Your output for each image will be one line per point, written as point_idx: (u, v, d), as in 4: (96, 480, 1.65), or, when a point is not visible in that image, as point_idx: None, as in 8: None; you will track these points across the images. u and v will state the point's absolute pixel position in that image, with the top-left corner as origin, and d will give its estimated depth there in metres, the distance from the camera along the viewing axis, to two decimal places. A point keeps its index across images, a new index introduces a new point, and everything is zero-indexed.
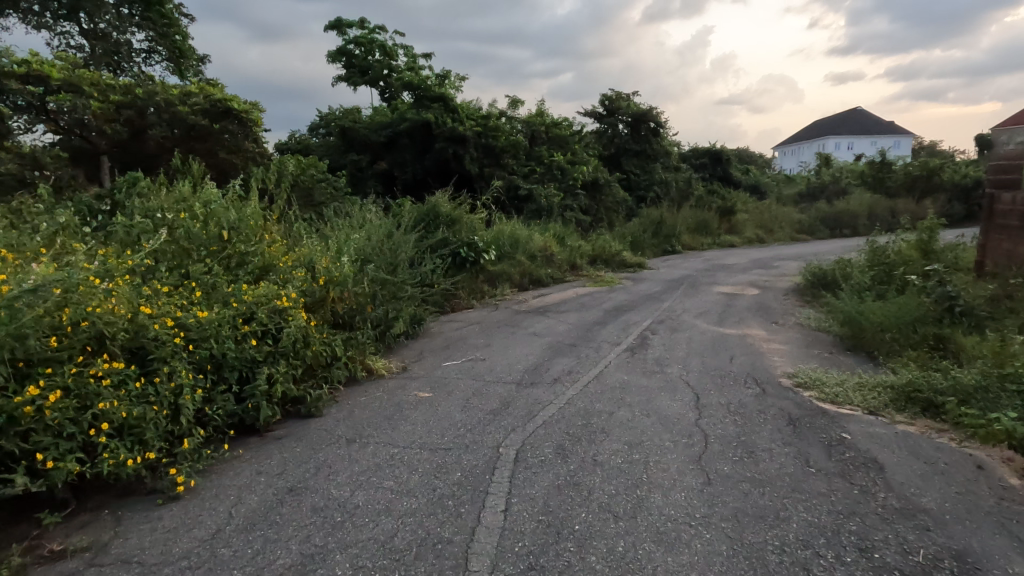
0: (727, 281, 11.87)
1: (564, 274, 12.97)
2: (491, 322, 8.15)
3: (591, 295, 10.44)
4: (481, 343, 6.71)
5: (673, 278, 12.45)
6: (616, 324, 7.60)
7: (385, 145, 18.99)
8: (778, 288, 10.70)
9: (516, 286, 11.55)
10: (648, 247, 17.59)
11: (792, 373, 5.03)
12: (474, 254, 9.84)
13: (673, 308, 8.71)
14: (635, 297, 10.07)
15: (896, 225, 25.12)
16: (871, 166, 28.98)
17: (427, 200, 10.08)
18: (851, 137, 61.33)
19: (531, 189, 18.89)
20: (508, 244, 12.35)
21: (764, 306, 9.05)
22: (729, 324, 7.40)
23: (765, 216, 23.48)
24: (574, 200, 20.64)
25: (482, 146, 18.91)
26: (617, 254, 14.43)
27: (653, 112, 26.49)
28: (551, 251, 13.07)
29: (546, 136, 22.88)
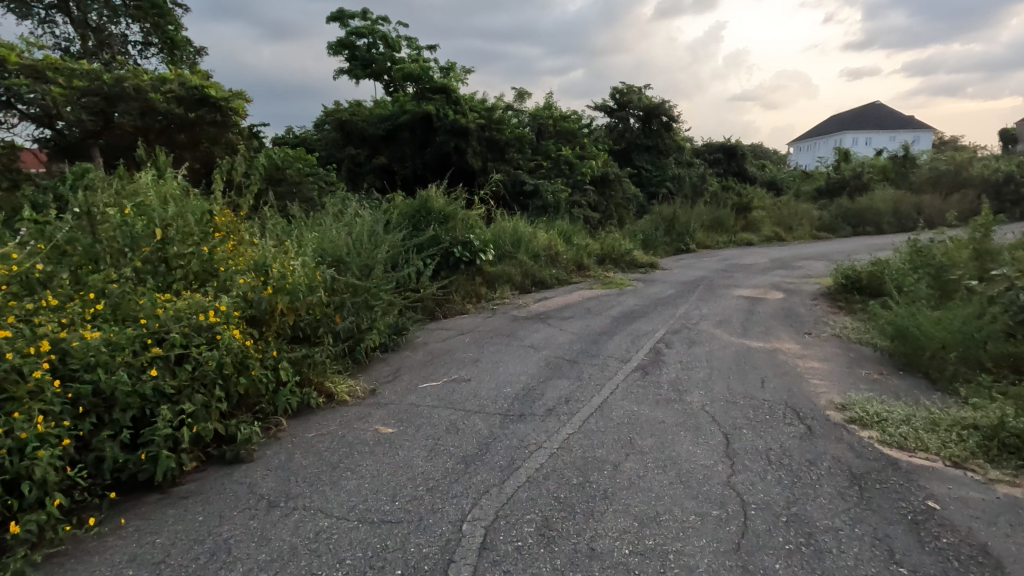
0: (748, 283, 10.91)
1: (570, 275, 12.08)
2: (484, 331, 7.30)
3: (598, 299, 9.55)
4: (469, 358, 5.86)
5: (688, 279, 11.51)
6: (625, 334, 6.71)
7: (385, 138, 18.19)
8: (805, 292, 9.74)
9: (517, 288, 10.69)
10: (660, 246, 16.65)
11: (840, 402, 4.13)
12: (470, 253, 8.98)
13: (690, 315, 7.80)
14: (647, 302, 9.17)
15: (921, 223, 23.92)
16: (895, 161, 27.71)
17: (419, 194, 9.23)
18: (870, 132, 59.61)
19: (538, 185, 18.00)
20: (509, 243, 11.49)
21: (791, 312, 8.11)
22: (754, 335, 6.49)
23: (784, 213, 22.39)
24: (583, 196, 19.71)
25: (486, 139, 18.06)
26: (628, 252, 13.51)
27: (666, 105, 25.47)
28: (556, 250, 12.18)
29: (554, 130, 21.99)
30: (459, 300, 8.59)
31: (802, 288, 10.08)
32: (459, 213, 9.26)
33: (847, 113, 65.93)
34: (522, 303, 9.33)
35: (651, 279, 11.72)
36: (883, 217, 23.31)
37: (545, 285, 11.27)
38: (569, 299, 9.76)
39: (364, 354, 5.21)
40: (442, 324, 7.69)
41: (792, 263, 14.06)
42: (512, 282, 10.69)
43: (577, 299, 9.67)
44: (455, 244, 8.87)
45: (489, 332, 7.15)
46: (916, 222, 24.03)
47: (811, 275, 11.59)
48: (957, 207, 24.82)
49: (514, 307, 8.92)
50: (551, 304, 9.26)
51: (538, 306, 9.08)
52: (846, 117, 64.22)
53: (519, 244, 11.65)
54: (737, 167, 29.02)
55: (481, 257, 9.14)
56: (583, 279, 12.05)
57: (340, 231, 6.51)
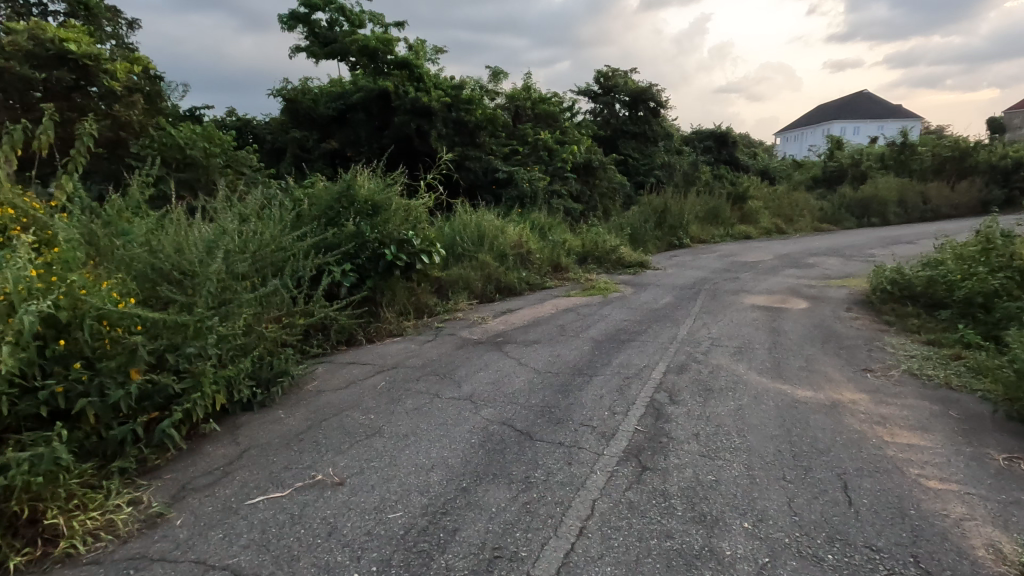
0: (758, 286, 8.97)
1: (545, 277, 10.05)
2: (414, 365, 5.25)
3: (577, 312, 7.55)
4: (368, 422, 3.80)
5: (686, 282, 9.54)
6: (611, 372, 4.72)
7: (337, 120, 15.99)
8: (834, 300, 7.82)
9: (476, 296, 8.67)
10: (650, 240, 14.64)
11: (1016, 558, 2.19)
12: (411, 255, 6.94)
13: (696, 337, 5.82)
14: (638, 315, 7.19)
15: (928, 213, 22.21)
16: (894, 148, 25.98)
17: (343, 176, 7.06)
18: (859, 121, 58.18)
19: (512, 172, 16.00)
20: (468, 241, 9.51)
21: (827, 329, 6.15)
22: (793, 373, 4.53)
23: (783, 202, 20.52)
24: (564, 185, 17.64)
25: (452, 121, 15.97)
26: (614, 248, 11.43)
27: (653, 89, 23.54)
28: (528, 246, 10.13)
29: (531, 113, 20.06)
30: (391, 318, 6.57)
31: (828, 294, 8.19)
32: (400, 200, 7.16)
33: (836, 101, 64.47)
34: (479, 317, 7.29)
35: (641, 282, 9.73)
36: (889, 206, 21.51)
37: (514, 291, 9.21)
38: (541, 310, 7.75)
39: (174, 436, 3.18)
40: (359, 356, 5.62)
41: (802, 260, 12.17)
42: (471, 289, 8.66)
43: (549, 311, 7.68)
44: (391, 242, 6.79)
45: (420, 369, 5.11)
46: (922, 212, 22.29)
47: (831, 277, 9.70)
48: (965, 195, 23.10)
49: (466, 325, 6.88)
50: (516, 319, 7.22)
51: (498, 322, 7.05)
52: (835, 106, 62.74)
53: (480, 240, 9.70)
54: (728, 155, 27.12)
55: (423, 259, 7.03)
56: (560, 282, 10.02)
57: (190, 233, 4.43)
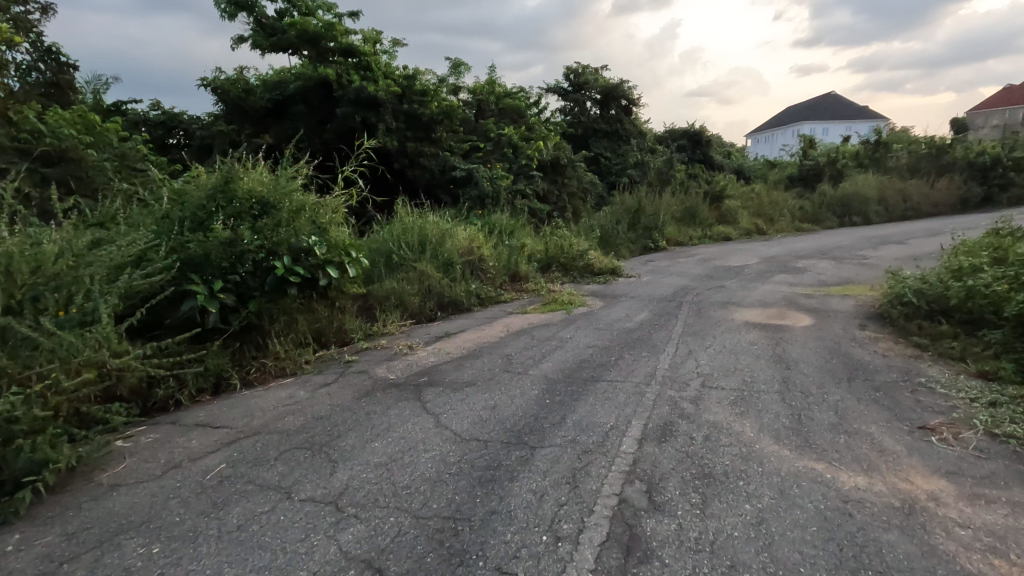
0: (748, 297, 7.63)
1: (500, 289, 8.56)
2: (284, 430, 3.67)
3: (530, 336, 6.06)
4: (138, 567, 2.24)
5: (663, 292, 8.16)
6: (563, 442, 3.23)
7: (274, 113, 14.31)
8: (841, 314, 6.50)
9: (413, 314, 7.14)
10: (623, 243, 13.28)
11: None
12: (313, 268, 5.35)
13: (683, 375, 4.37)
14: (607, 338, 5.74)
15: (907, 211, 21.45)
16: (868, 146, 25.34)
17: (224, 165, 5.43)
18: (828, 122, 58.40)
19: (471, 169, 14.67)
20: (405, 249, 7.98)
21: (847, 357, 4.80)
22: (828, 440, 3.10)
23: (762, 201, 19.43)
24: (530, 184, 16.17)
25: (404, 114, 14.45)
26: (582, 253, 9.97)
27: (625, 85, 22.43)
28: (481, 252, 8.60)
29: (495, 108, 18.85)
30: (283, 353, 5.01)
31: (831, 307, 6.89)
32: (301, 196, 5.55)
33: (805, 104, 64.70)
34: (407, 345, 5.73)
35: (612, 292, 8.34)
36: (871, 204, 20.61)
37: (459, 307, 7.67)
38: (487, 334, 6.21)
39: None
40: (217, 414, 4.03)
41: (790, 264, 10.95)
42: (405, 307, 7.11)
43: (497, 334, 6.19)
44: (285, 251, 5.19)
45: (289, 437, 3.53)
46: (903, 210, 21.49)
47: (829, 285, 8.44)
48: (945, 193, 22.39)
49: (385, 358, 5.33)
50: (452, 347, 5.68)
51: (429, 352, 5.52)
52: (805, 107, 62.90)
53: (421, 247, 8.16)
54: (702, 155, 26.07)
55: (329, 273, 5.43)
56: (518, 295, 8.49)
57: None
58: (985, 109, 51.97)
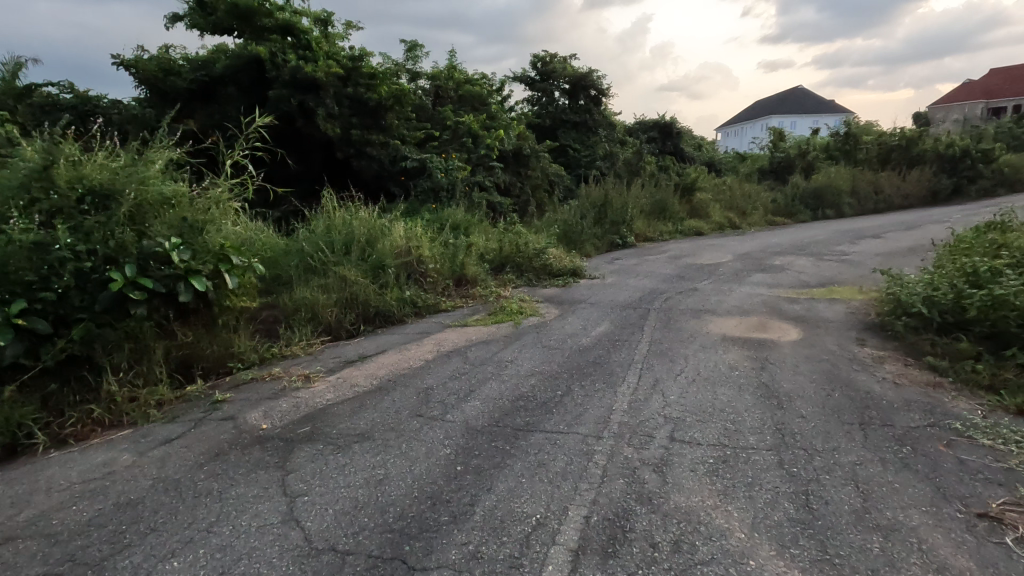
0: (725, 303, 6.64)
1: (443, 295, 7.40)
2: (58, 532, 2.49)
3: (463, 357, 4.92)
4: None
5: (628, 298, 7.13)
6: (459, 560, 2.13)
7: (202, 96, 12.80)
8: (833, 323, 5.55)
9: (329, 329, 5.95)
10: (588, 240, 12.23)
11: None
12: (169, 279, 4.10)
13: (645, 422, 3.29)
14: (555, 362, 4.65)
15: (879, 204, 20.99)
16: (838, 138, 24.89)
17: (52, 143, 4.13)
18: (797, 115, 58.60)
19: (423, 159, 13.48)
20: (326, 252, 6.76)
21: (852, 387, 3.80)
22: (853, 551, 2.07)
23: (734, 193, 18.63)
24: (489, 176, 14.99)
25: (348, 98, 13.14)
26: (539, 252, 8.87)
27: (594, 74, 21.37)
28: (420, 253, 7.42)
29: (454, 94, 17.66)
30: (118, 396, 3.78)
31: (820, 315, 5.94)
32: (157, 185, 4.28)
33: (774, 97, 64.85)
34: (303, 376, 4.52)
35: (571, 299, 7.26)
36: (844, 197, 20.03)
37: (388, 319, 6.48)
38: (411, 355, 5.04)
39: None
40: None
41: (767, 262, 10.06)
42: (317, 321, 5.90)
43: (424, 356, 5.01)
44: (126, 257, 3.93)
45: (53, 552, 2.34)
46: (875, 203, 21.01)
47: (812, 287, 7.54)
48: (916, 184, 22.01)
49: (267, 395, 4.12)
50: (361, 378, 4.49)
51: (328, 386, 4.32)
52: (774, 101, 63.05)
53: (346, 249, 6.95)
54: (673, 146, 25.25)
55: (193, 288, 4.17)
56: (463, 302, 7.33)
57: None
58: (947, 103, 52.73)
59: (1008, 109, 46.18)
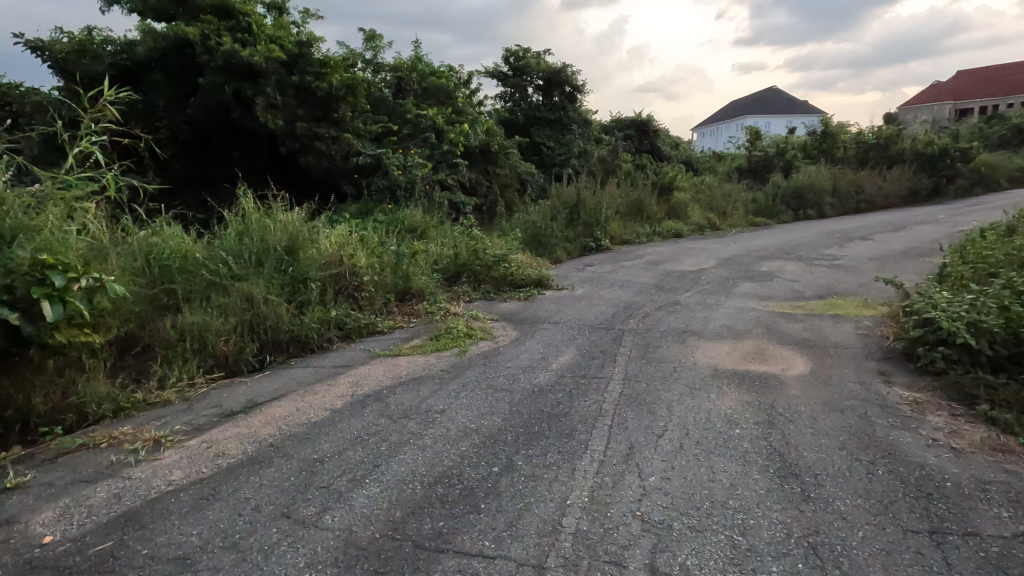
0: (711, 321, 5.61)
1: (380, 314, 6.25)
2: None
3: (381, 406, 3.77)
4: None
5: (599, 315, 6.05)
6: None
7: (125, 83, 11.37)
8: (843, 349, 4.55)
9: (225, 362, 4.76)
10: (559, 243, 11.17)
11: None
12: None
13: (611, 536, 2.21)
14: (499, 414, 3.53)
15: (859, 204, 20.43)
16: (816, 136, 24.32)
17: None
18: (772, 116, 58.65)
19: (379, 155, 12.30)
20: (233, 264, 5.54)
21: (894, 458, 2.77)
22: None
23: (714, 193, 17.78)
24: (453, 173, 13.80)
25: (293, 88, 11.86)
26: (499, 258, 7.76)
27: (569, 70, 20.39)
28: (353, 264, 6.24)
29: (418, 87, 16.46)
30: None
31: (824, 337, 4.95)
32: None
33: (749, 98, 64.90)
34: (153, 438, 3.33)
35: (532, 317, 6.17)
36: (825, 196, 19.36)
37: (306, 346, 5.30)
38: (314, 403, 3.87)
39: None
40: None
41: (753, 268, 9.11)
42: (207, 352, 4.70)
43: (331, 404, 3.86)
44: None
45: None
46: (856, 202, 20.43)
47: (809, 300, 6.58)
48: (896, 183, 21.48)
49: (82, 477, 2.92)
50: (234, 442, 3.31)
51: (180, 457, 3.14)
52: (750, 102, 63.04)
53: (258, 261, 5.75)
54: (651, 145, 24.37)
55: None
56: (403, 321, 6.17)
57: None
58: (917, 104, 53.24)
59: (976, 110, 46.76)
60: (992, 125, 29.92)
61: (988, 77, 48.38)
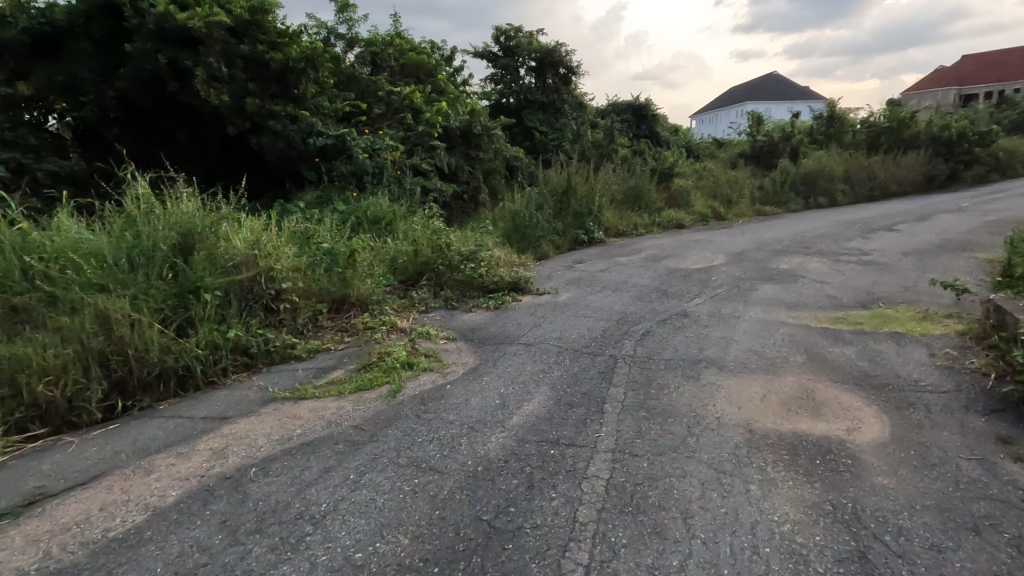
0: (735, 343, 4.23)
1: (306, 334, 4.87)
2: None
3: (232, 505, 2.40)
4: None
5: (587, 333, 4.67)
6: None
7: (45, 54, 9.85)
8: (930, 394, 3.20)
9: (52, 411, 3.44)
10: (545, 236, 9.78)
11: None
12: None
13: None
14: (409, 529, 2.17)
15: (872, 191, 19.04)
16: (823, 120, 22.86)
17: None
18: (772, 102, 56.98)
19: (342, 135, 10.83)
20: (90, 270, 4.15)
21: None
22: None
23: (718, 179, 16.35)
24: (429, 157, 12.36)
25: (243, 58, 10.33)
26: (467, 256, 6.36)
27: (563, 50, 18.88)
28: (269, 268, 4.86)
29: (395, 63, 14.95)
30: None
31: (895, 371, 3.59)
32: None
33: (750, 84, 63.08)
34: None
35: (500, 336, 4.78)
36: (837, 183, 17.96)
37: (185, 383, 3.93)
38: (130, 497, 2.51)
39: None
40: None
41: (770, 266, 7.74)
42: (22, 399, 3.38)
43: (157, 499, 2.48)
44: None
45: None
46: (868, 189, 19.04)
47: (851, 311, 5.24)
48: (911, 169, 20.08)
49: None
50: None
51: None
52: (750, 88, 61.25)
53: (132, 265, 4.39)
54: (649, 130, 22.87)
55: None
56: (331, 341, 4.78)
57: None
58: (921, 89, 51.68)
59: (979, 95, 45.46)
60: (1002, 109, 28.57)
61: (995, 60, 46.85)
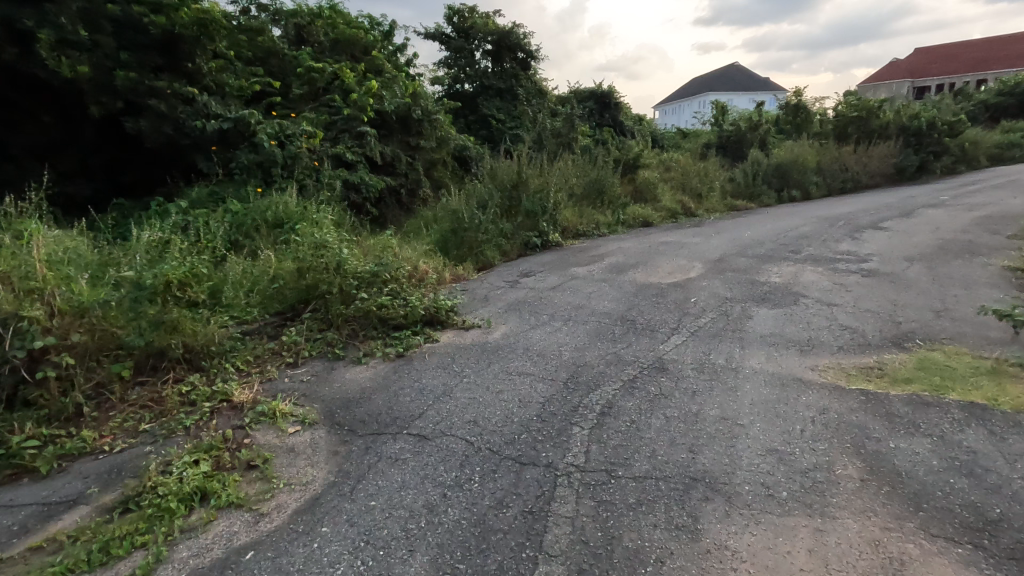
0: (750, 436, 2.67)
1: (82, 422, 3.11)
2: None
3: None
4: None
5: (519, 411, 3.03)
6: None
7: None
8: None
9: None
10: (488, 239, 8.10)
11: None
12: None
13: None
14: None
15: (844, 184, 18.07)
16: (792, 109, 21.82)
17: None
18: (733, 93, 56.50)
19: (243, 118, 8.89)
20: None
21: None
22: None
23: (686, 171, 14.99)
24: (356, 145, 10.50)
25: (112, 21, 8.26)
26: (366, 279, 4.64)
27: (520, 31, 17.17)
28: (16, 319, 3.06)
29: (324, 39, 12.94)
30: None
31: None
32: None
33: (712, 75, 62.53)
34: None
35: (385, 416, 3.10)
36: (810, 174, 16.87)
37: None
38: None
39: None
40: None
41: (761, 280, 6.26)
42: None
43: None
44: None
45: None
46: (841, 180, 18.05)
47: (890, 356, 3.78)
48: (882, 160, 19.21)
49: None
50: None
51: None
52: (711, 79, 60.68)
53: None
54: (611, 119, 21.39)
55: None
56: (117, 432, 3.04)
57: None
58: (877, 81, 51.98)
59: (933, 87, 45.82)
60: (959, 100, 28.28)
61: (948, 54, 47.38)
